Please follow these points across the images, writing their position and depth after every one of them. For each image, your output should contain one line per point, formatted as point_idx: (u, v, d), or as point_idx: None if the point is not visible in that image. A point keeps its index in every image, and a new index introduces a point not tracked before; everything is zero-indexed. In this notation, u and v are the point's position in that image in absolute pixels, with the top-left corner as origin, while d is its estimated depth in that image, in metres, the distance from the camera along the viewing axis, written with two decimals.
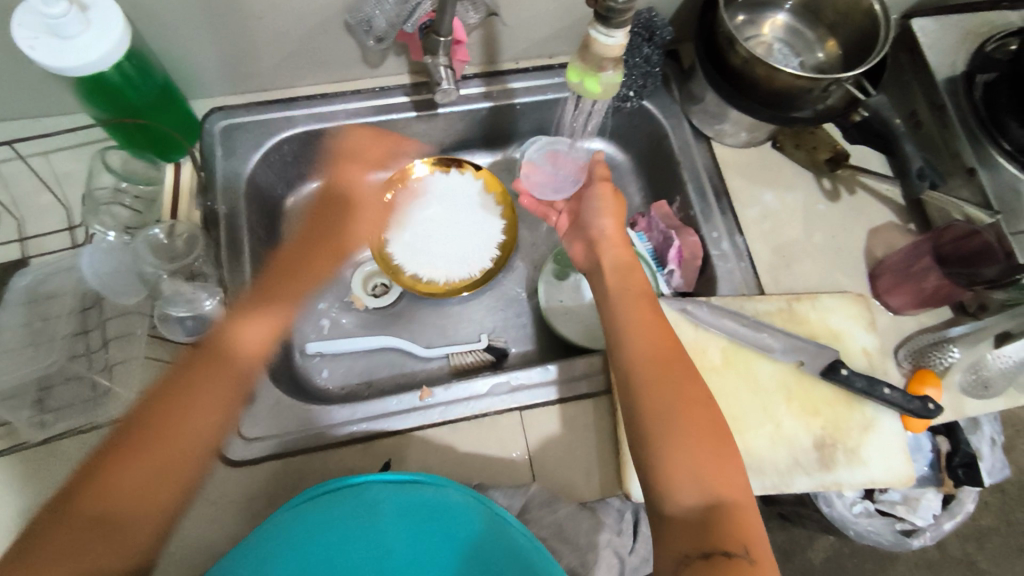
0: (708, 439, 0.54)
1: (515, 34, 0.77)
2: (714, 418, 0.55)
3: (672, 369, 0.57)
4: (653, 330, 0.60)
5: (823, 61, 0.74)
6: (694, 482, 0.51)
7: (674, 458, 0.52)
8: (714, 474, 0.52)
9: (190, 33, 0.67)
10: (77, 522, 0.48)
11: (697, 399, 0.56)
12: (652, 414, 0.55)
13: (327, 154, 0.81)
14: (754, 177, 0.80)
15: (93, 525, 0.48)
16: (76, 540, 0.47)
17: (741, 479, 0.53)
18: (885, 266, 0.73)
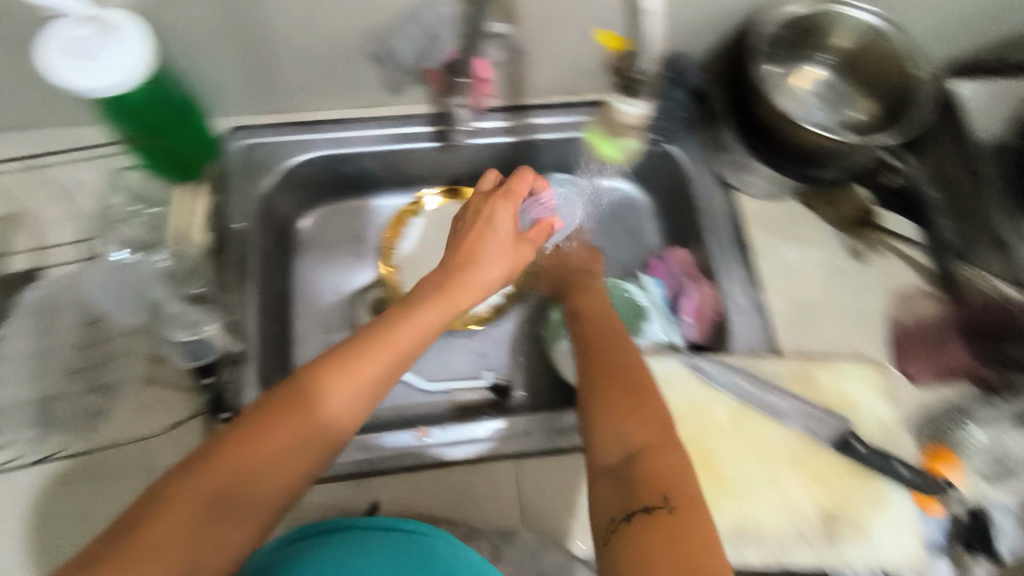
0: (629, 396, 0.54)
1: (542, 70, 0.75)
2: (646, 393, 0.55)
3: (606, 359, 0.59)
4: (606, 335, 0.63)
5: (857, 118, 0.72)
6: (618, 435, 0.51)
7: (605, 421, 0.52)
8: (639, 427, 0.51)
9: (215, 53, 0.67)
10: (181, 529, 0.38)
11: (632, 378, 0.56)
12: (589, 390, 0.56)
13: (345, 178, 0.81)
14: (777, 231, 0.77)
15: (190, 537, 0.38)
16: (179, 555, 0.37)
17: (665, 432, 0.51)
18: (907, 334, 0.72)
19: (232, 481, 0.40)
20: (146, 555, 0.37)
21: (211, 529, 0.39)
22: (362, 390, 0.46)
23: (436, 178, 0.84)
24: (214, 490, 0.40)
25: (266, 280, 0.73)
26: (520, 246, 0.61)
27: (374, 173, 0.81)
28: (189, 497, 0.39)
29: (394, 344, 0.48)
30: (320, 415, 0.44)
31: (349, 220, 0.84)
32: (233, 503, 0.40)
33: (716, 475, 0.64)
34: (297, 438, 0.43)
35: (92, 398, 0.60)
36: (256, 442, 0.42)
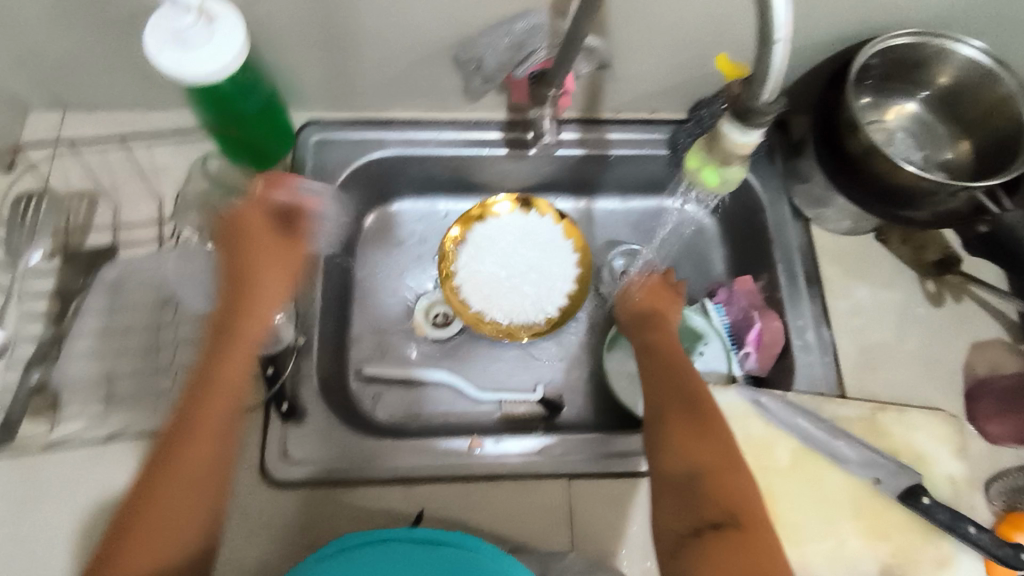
0: (689, 417, 0.55)
1: (622, 85, 0.74)
2: (711, 412, 0.55)
3: (673, 372, 0.59)
4: (668, 348, 0.63)
5: (951, 159, 0.68)
6: (678, 449, 0.53)
7: (672, 439, 0.53)
8: (698, 446, 0.53)
9: (304, 47, 0.68)
10: (149, 514, 0.49)
11: (697, 398, 0.57)
12: (649, 404, 0.57)
13: (413, 178, 0.81)
14: (851, 268, 0.75)
15: (158, 516, 0.49)
16: (152, 530, 0.49)
17: (733, 453, 0.53)
18: (987, 390, 0.68)
19: (179, 476, 0.51)
20: (134, 531, 0.49)
21: (168, 509, 0.50)
22: (222, 375, 0.55)
23: (502, 185, 0.84)
24: (159, 488, 0.50)
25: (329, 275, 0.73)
26: (285, 248, 0.63)
27: (442, 178, 0.82)
28: (153, 490, 0.50)
29: (220, 344, 0.56)
30: (204, 403, 0.53)
31: (415, 220, 0.85)
32: (171, 488, 0.50)
33: (774, 519, 0.62)
34: (198, 433, 0.52)
35: (161, 377, 0.61)
36: (175, 452, 0.51)
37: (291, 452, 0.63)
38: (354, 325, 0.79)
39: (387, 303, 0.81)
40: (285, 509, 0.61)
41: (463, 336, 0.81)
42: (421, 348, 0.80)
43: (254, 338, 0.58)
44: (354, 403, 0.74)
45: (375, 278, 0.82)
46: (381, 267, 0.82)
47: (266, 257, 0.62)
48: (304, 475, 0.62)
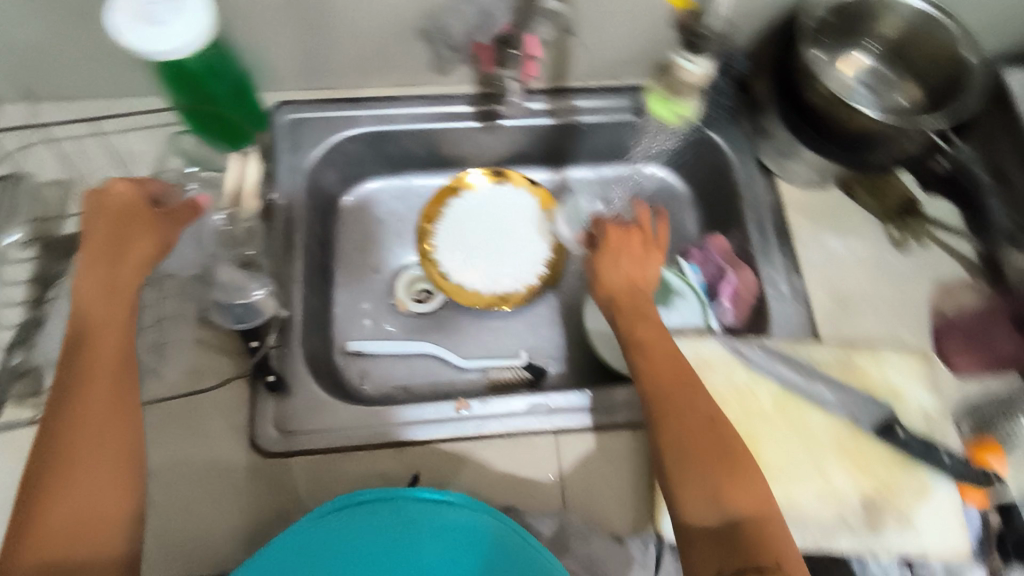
0: (717, 461, 0.53)
1: (588, 53, 0.76)
2: (729, 441, 0.54)
3: (675, 392, 0.57)
4: (664, 358, 0.60)
5: (905, 105, 0.71)
6: (710, 498, 0.51)
7: (695, 476, 0.52)
8: (729, 490, 0.52)
9: (272, 26, 0.69)
10: (60, 466, 0.45)
11: (708, 421, 0.55)
12: (667, 445, 0.54)
13: (387, 155, 0.82)
14: (819, 219, 0.77)
15: (68, 467, 0.45)
16: (63, 487, 0.44)
17: (766, 494, 0.52)
18: (953, 326, 0.71)
19: (71, 420, 0.46)
20: (47, 486, 0.44)
21: (81, 461, 0.45)
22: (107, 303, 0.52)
23: (475, 160, 0.85)
24: (65, 434, 0.46)
25: (309, 254, 0.74)
26: (157, 224, 0.57)
27: (416, 155, 0.83)
28: (58, 440, 0.46)
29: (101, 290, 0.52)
30: (99, 341, 0.50)
31: (392, 198, 0.86)
32: (79, 434, 0.46)
33: (759, 460, 0.63)
34: (99, 381, 0.48)
35: (144, 356, 0.62)
36: (68, 405, 0.47)
37: (280, 424, 0.62)
38: (337, 304, 0.79)
39: (369, 281, 0.82)
40: (280, 479, 0.60)
41: (445, 310, 0.82)
42: (404, 323, 0.80)
43: (133, 278, 0.54)
44: (340, 378, 0.75)
45: (356, 257, 0.82)
46: (361, 246, 0.83)
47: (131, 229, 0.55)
48: (294, 445, 0.62)
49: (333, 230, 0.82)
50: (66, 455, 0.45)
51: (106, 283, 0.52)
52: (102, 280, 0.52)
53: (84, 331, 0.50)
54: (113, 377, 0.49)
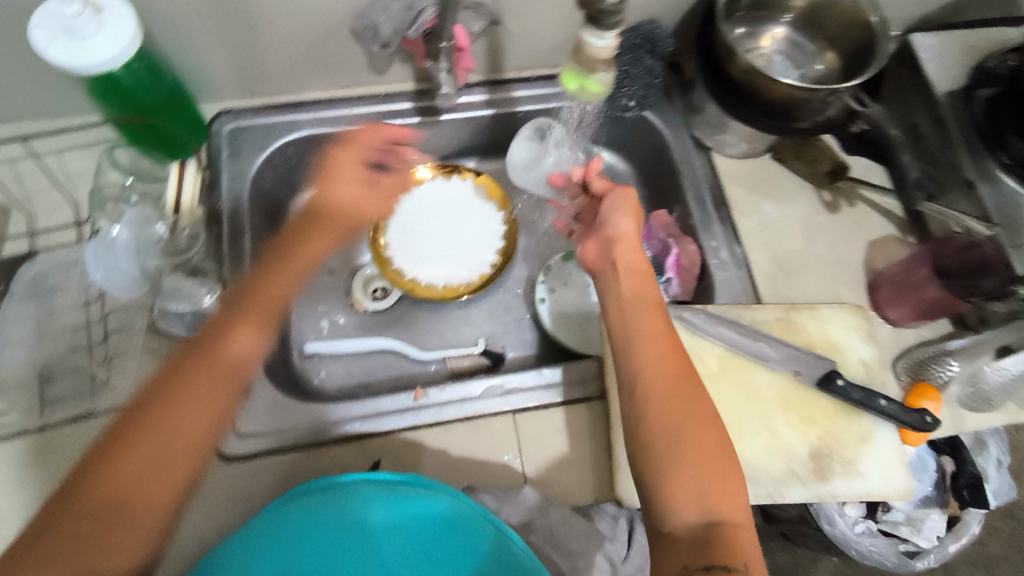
0: (708, 459, 0.50)
1: (520, 43, 0.78)
2: (722, 439, 0.52)
3: (681, 380, 0.54)
4: (661, 343, 0.56)
5: (823, 73, 0.75)
6: (696, 497, 0.48)
7: (680, 472, 0.49)
8: (714, 489, 0.49)
9: (203, 35, 0.69)
10: (85, 514, 0.46)
11: (708, 414, 0.53)
12: (660, 429, 0.52)
13: (333, 157, 0.83)
14: (754, 188, 0.80)
15: (95, 522, 0.46)
16: (85, 540, 0.46)
17: (744, 503, 0.49)
18: (884, 277, 0.74)
19: (116, 481, 0.48)
20: (74, 536, 0.45)
21: (110, 522, 0.47)
22: (208, 385, 0.54)
23: (421, 156, 0.87)
24: (102, 480, 0.48)
25: (260, 259, 0.74)
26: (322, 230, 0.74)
27: (361, 154, 0.84)
28: (94, 487, 0.47)
29: (202, 357, 0.56)
30: (197, 398, 0.53)
31: None
32: (116, 504, 0.47)
33: None
34: (174, 440, 0.51)
35: (97, 370, 0.61)
36: (121, 455, 0.49)
37: (239, 428, 0.64)
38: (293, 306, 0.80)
39: (324, 281, 0.83)
40: (247, 480, 0.62)
41: (402, 305, 0.83)
42: (362, 321, 0.82)
43: (245, 350, 0.58)
44: (301, 379, 0.76)
45: None
46: None
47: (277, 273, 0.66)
48: (256, 447, 0.63)
49: None
50: (160, 424, 0.51)
51: (202, 353, 0.56)
52: (238, 340, 0.58)
53: (213, 378, 0.55)
54: (228, 368, 0.56)
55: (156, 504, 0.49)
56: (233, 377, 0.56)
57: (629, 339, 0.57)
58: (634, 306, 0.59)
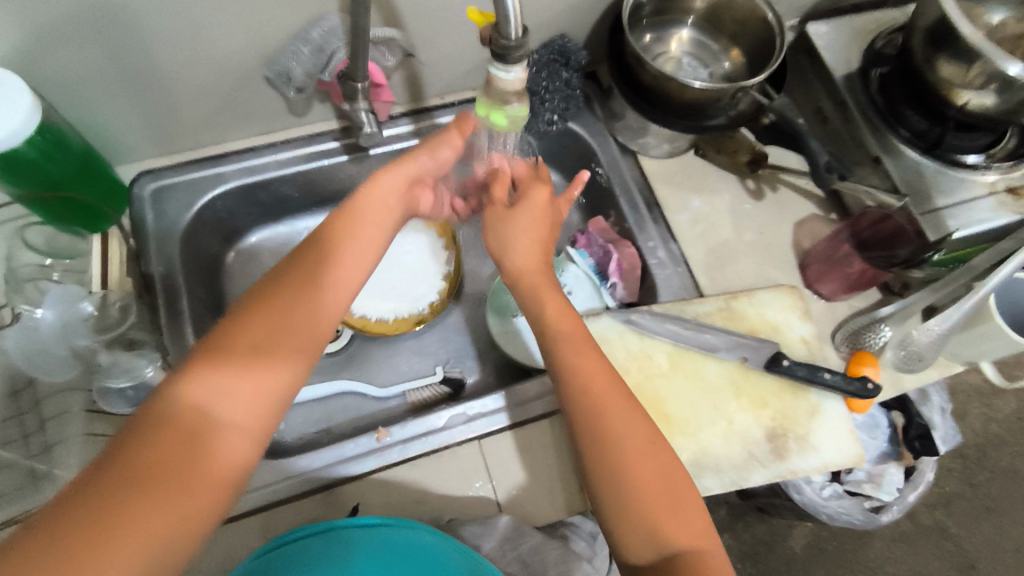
0: (665, 494, 0.50)
1: (436, 71, 0.79)
2: (668, 466, 0.52)
3: (614, 410, 0.53)
4: (595, 377, 0.54)
5: (730, 69, 0.79)
6: (651, 534, 0.49)
7: (631, 510, 0.49)
8: (669, 523, 0.49)
9: (108, 99, 0.67)
10: (173, 443, 0.41)
11: (649, 443, 0.52)
12: (607, 475, 0.51)
13: (263, 204, 0.82)
14: (681, 185, 0.83)
15: (186, 459, 0.41)
16: (171, 471, 0.40)
17: (703, 527, 0.51)
18: (811, 256, 0.77)
19: (202, 407, 0.43)
20: (155, 471, 0.40)
21: (201, 447, 0.42)
22: (321, 310, 0.50)
23: (354, 193, 0.87)
24: (193, 413, 0.43)
25: (199, 318, 0.73)
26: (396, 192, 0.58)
27: (292, 198, 0.83)
28: (175, 416, 0.42)
29: (316, 277, 0.51)
30: (308, 325, 0.49)
31: (279, 245, 0.86)
32: (212, 420, 0.43)
33: (666, 418, 0.68)
34: (266, 365, 0.46)
35: (35, 462, 0.58)
36: (193, 382, 0.44)
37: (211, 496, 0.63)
38: None
39: None
40: (215, 548, 0.60)
41: (354, 343, 0.82)
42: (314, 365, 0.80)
43: (355, 267, 0.54)
44: None
45: None
46: None
47: (368, 193, 0.56)
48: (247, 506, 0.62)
49: (222, 289, 0.81)
50: (195, 437, 0.42)
51: (306, 266, 0.51)
52: (347, 267, 0.53)
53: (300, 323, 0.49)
54: (281, 372, 0.47)
55: (261, 425, 0.46)
56: (337, 302, 0.52)
57: (558, 372, 0.55)
58: (553, 336, 0.57)
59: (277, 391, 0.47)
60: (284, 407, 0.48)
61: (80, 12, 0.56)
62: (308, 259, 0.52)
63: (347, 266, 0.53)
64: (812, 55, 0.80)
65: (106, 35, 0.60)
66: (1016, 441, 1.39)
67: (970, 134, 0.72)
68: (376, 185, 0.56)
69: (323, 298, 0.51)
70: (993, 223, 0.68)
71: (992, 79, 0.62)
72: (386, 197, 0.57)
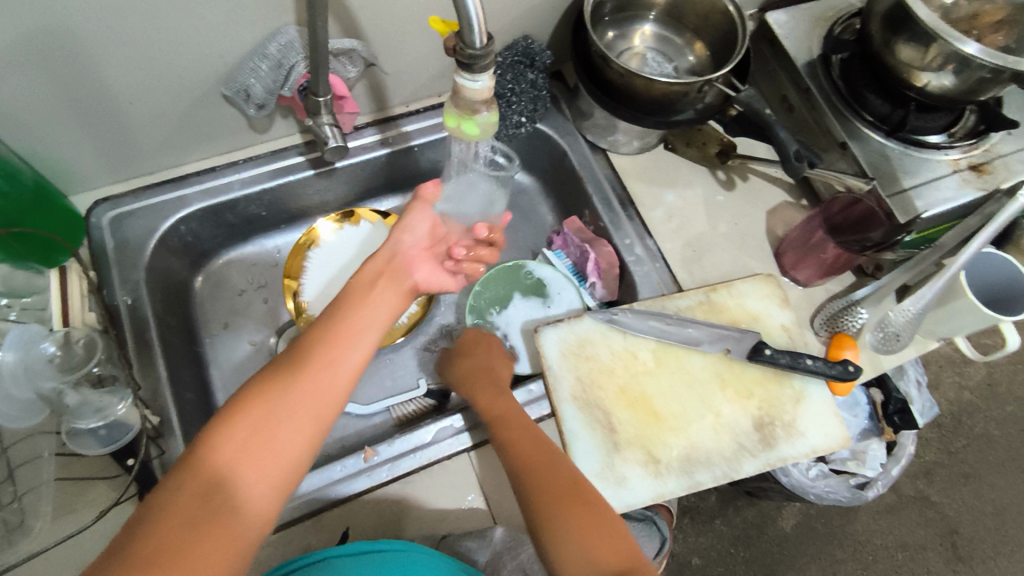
0: (584, 512, 0.55)
1: (399, 80, 0.78)
2: (594, 495, 0.57)
3: (543, 450, 0.60)
4: (524, 423, 0.63)
5: (695, 63, 0.79)
6: (582, 551, 0.53)
7: (560, 527, 0.54)
8: (598, 540, 0.53)
9: (58, 127, 0.64)
10: (181, 520, 0.43)
11: (572, 479, 0.58)
12: (537, 486, 0.57)
13: (230, 225, 0.80)
14: (653, 180, 0.83)
15: (188, 537, 0.42)
16: (178, 549, 0.42)
17: (627, 543, 0.54)
18: (786, 244, 0.78)
19: (209, 482, 0.45)
20: (161, 554, 0.41)
21: (207, 523, 0.43)
22: (324, 384, 0.51)
23: (324, 207, 0.86)
24: (199, 488, 0.44)
25: (171, 347, 0.70)
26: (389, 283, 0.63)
27: (260, 217, 0.81)
28: (182, 495, 0.44)
29: (320, 354, 0.53)
30: (313, 397, 0.51)
31: (249, 266, 0.84)
32: (220, 494, 0.45)
33: (654, 414, 0.69)
34: (270, 441, 0.48)
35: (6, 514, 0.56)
36: (213, 443, 0.47)
37: None
38: (218, 389, 0.77)
39: (247, 354, 0.80)
40: None
41: None
42: None
43: (359, 339, 0.55)
44: None
45: (226, 336, 0.80)
46: (229, 322, 0.81)
47: (361, 280, 0.61)
48: None
49: (193, 315, 0.79)
50: (206, 501, 0.44)
51: (308, 343, 0.54)
52: (352, 341, 0.55)
53: (310, 378, 0.51)
54: (293, 428, 0.49)
55: (263, 501, 0.47)
56: (342, 374, 0.53)
57: (496, 413, 0.64)
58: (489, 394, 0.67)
59: (289, 444, 0.48)
60: (296, 470, 0.49)
61: (23, 39, 0.54)
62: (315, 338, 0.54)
63: (350, 327, 0.56)
64: (772, 45, 0.81)
65: (50, 62, 0.57)
66: (987, 407, 1.44)
67: (932, 115, 0.74)
68: (363, 272, 0.62)
69: (330, 367, 0.52)
70: (958, 201, 0.69)
71: (949, 60, 0.63)
72: (375, 273, 0.62)
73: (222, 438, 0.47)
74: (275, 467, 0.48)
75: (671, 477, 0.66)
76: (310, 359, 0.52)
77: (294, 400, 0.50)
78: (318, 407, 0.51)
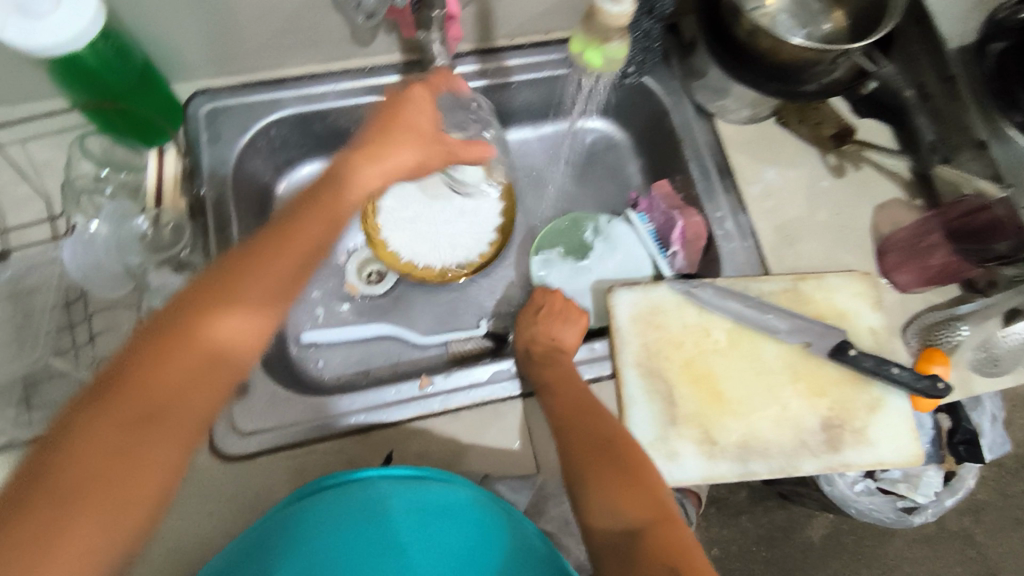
0: (620, 472, 0.55)
1: (510, 8, 0.74)
2: (631, 455, 0.57)
3: (586, 411, 0.60)
4: (573, 384, 0.63)
5: (830, 32, 0.72)
6: (615, 507, 0.53)
7: (595, 484, 0.55)
8: (631, 500, 0.54)
9: (171, 10, 0.64)
10: (101, 447, 0.39)
11: (612, 444, 0.57)
12: (578, 446, 0.57)
13: (316, 136, 0.79)
14: (755, 153, 0.78)
15: (111, 467, 0.39)
16: (104, 479, 0.38)
17: (662, 500, 0.54)
18: (892, 242, 0.72)
19: (134, 405, 0.40)
20: (92, 480, 0.38)
21: (131, 450, 0.40)
22: (262, 303, 0.47)
23: None
24: (116, 414, 0.40)
25: None
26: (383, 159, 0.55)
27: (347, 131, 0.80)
28: (104, 422, 0.39)
29: (252, 274, 0.47)
30: (250, 316, 0.46)
31: None
32: (147, 420, 0.41)
33: (719, 395, 0.66)
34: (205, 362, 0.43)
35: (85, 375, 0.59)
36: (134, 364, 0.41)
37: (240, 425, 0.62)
38: None
39: None
40: (244, 482, 0.60)
41: (397, 288, 0.81)
42: (359, 306, 0.80)
43: (301, 259, 0.49)
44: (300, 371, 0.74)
45: None
46: None
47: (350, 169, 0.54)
48: (308, 434, 0.62)
49: None
50: (133, 429, 0.40)
51: (242, 258, 0.47)
52: (295, 255, 0.49)
53: (247, 295, 0.46)
54: (228, 348, 0.45)
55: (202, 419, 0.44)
56: (279, 291, 0.48)
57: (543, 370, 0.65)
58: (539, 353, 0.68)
59: (226, 365, 0.45)
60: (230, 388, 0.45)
61: None
62: (250, 255, 0.48)
63: (296, 236, 0.49)
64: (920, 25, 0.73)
65: None
66: None
67: None
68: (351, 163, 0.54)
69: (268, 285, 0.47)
70: None
71: None
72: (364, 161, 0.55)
73: (146, 361, 0.42)
74: (205, 391, 0.44)
75: (724, 462, 0.64)
76: (244, 272, 0.47)
77: (230, 319, 0.45)
78: (258, 323, 0.46)
